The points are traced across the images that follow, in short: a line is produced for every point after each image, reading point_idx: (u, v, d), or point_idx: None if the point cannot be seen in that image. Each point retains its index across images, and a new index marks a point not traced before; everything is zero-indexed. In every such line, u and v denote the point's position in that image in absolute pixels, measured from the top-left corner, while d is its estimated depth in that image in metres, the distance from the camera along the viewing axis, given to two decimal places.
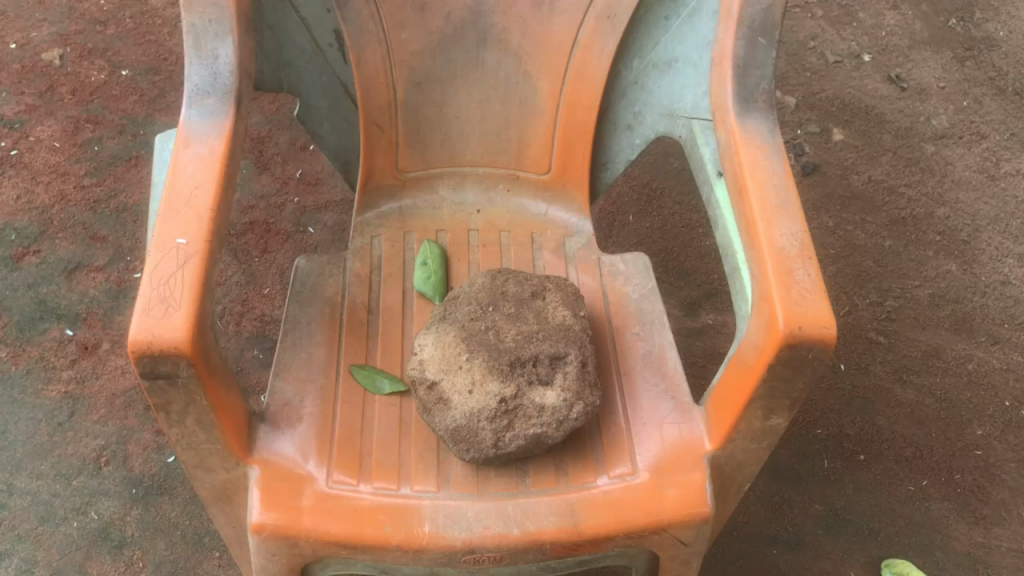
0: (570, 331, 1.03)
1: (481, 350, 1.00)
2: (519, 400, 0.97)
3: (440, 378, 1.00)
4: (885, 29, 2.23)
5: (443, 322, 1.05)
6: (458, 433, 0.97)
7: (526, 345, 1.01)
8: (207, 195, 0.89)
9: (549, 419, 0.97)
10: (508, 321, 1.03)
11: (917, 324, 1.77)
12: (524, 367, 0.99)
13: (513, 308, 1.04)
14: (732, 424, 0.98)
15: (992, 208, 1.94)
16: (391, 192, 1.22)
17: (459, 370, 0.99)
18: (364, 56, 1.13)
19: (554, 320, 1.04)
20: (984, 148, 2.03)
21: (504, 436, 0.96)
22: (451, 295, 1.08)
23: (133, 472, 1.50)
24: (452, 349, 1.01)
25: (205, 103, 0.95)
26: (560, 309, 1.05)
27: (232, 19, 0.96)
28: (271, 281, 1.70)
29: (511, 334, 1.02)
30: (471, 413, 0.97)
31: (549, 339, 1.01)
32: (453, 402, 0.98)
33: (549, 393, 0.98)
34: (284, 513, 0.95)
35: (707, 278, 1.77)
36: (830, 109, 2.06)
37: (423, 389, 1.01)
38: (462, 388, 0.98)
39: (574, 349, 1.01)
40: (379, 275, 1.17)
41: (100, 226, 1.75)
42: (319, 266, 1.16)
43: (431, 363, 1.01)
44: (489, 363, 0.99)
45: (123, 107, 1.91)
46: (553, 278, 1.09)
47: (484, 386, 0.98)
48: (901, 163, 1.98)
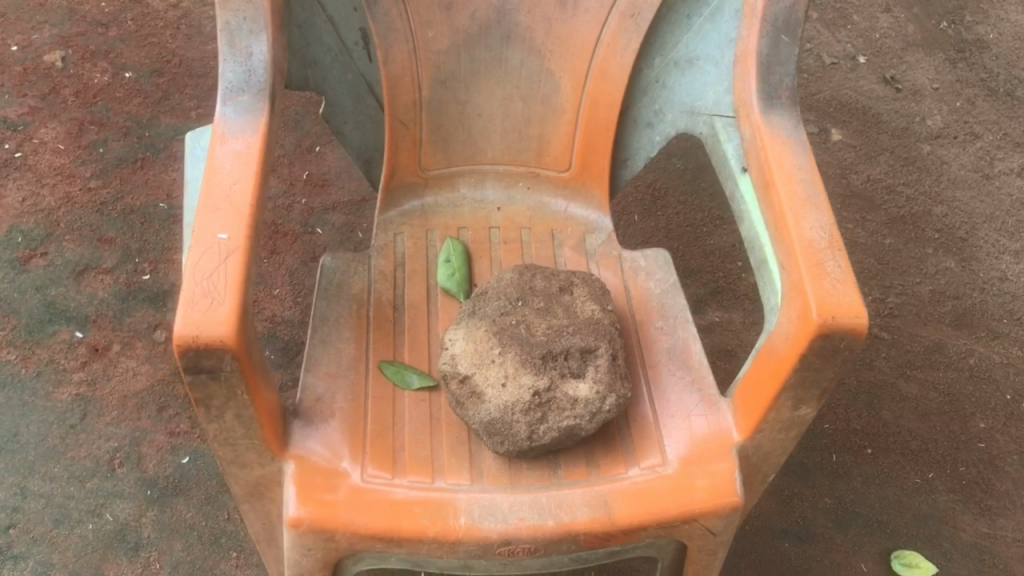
0: (599, 324, 1.04)
1: (513, 344, 1.01)
2: (552, 392, 0.99)
3: (473, 372, 1.01)
4: (879, 32, 2.27)
5: (472, 317, 1.06)
6: (492, 427, 0.98)
7: (557, 338, 1.02)
8: (246, 191, 0.90)
9: (583, 411, 0.98)
10: (538, 315, 1.04)
11: (919, 320, 1.80)
12: (556, 360, 1.00)
13: (542, 303, 1.05)
14: (761, 414, 0.99)
15: (988, 206, 1.98)
16: (413, 189, 1.23)
17: (490, 364, 1.00)
18: (391, 54, 1.14)
19: (583, 315, 1.05)
20: (979, 147, 2.07)
21: (538, 429, 0.97)
22: (479, 290, 1.09)
23: (147, 473, 1.50)
24: (484, 343, 1.02)
25: (240, 100, 0.95)
26: (588, 303, 1.06)
27: (265, 17, 0.97)
28: (281, 281, 1.71)
29: (541, 328, 1.03)
30: (505, 406, 0.98)
31: (580, 333, 1.02)
32: (486, 395, 0.99)
33: (581, 386, 0.99)
34: (321, 508, 0.96)
35: (712, 277, 1.80)
36: (828, 109, 2.10)
37: (455, 383, 1.02)
38: (495, 382, 0.99)
39: (604, 343, 1.02)
40: (403, 272, 1.18)
41: (107, 228, 1.74)
42: (344, 263, 1.16)
43: (463, 357, 1.02)
44: (521, 356, 1.00)
45: (127, 109, 1.90)
46: (579, 273, 1.10)
47: (517, 379, 0.99)
48: (898, 162, 2.02)
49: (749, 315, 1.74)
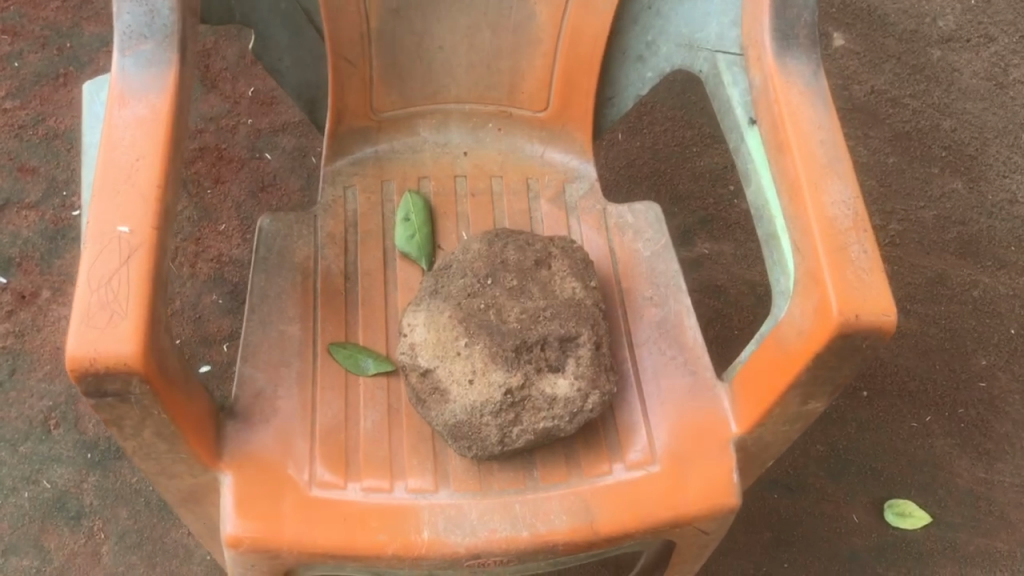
0: (582, 307, 0.91)
1: (481, 332, 0.87)
2: (526, 391, 0.86)
3: (435, 366, 0.87)
4: None
5: (434, 298, 0.91)
6: (458, 430, 0.86)
7: (532, 326, 0.88)
8: (152, 170, 0.74)
9: (561, 411, 0.86)
10: (510, 297, 0.90)
11: (922, 248, 1.67)
12: (531, 351, 0.87)
13: (515, 281, 0.92)
14: (765, 409, 0.87)
15: (1001, 119, 1.82)
16: (365, 135, 1.07)
17: (454, 357, 0.87)
18: None
19: (563, 295, 0.92)
20: (993, 52, 1.90)
21: (510, 432, 0.85)
22: (441, 263, 0.95)
23: (86, 434, 1.38)
24: (447, 332, 0.88)
25: (141, 50, 0.78)
26: (568, 279, 0.93)
27: None
28: (227, 215, 1.54)
29: (513, 313, 0.89)
30: (473, 407, 0.85)
31: (559, 317, 0.89)
32: (451, 394, 0.86)
33: (560, 382, 0.87)
34: (262, 524, 0.85)
35: (702, 204, 1.65)
36: (831, 10, 1.90)
37: (415, 377, 0.89)
38: (460, 379, 0.86)
39: (586, 329, 0.89)
40: (354, 234, 1.03)
41: (29, 157, 1.55)
42: (285, 226, 1.01)
43: (424, 348, 0.88)
44: (491, 349, 0.86)
45: (44, 16, 1.68)
46: (557, 240, 0.96)
47: (487, 376, 0.86)
48: (905, 70, 1.85)
49: (740, 247, 1.61)
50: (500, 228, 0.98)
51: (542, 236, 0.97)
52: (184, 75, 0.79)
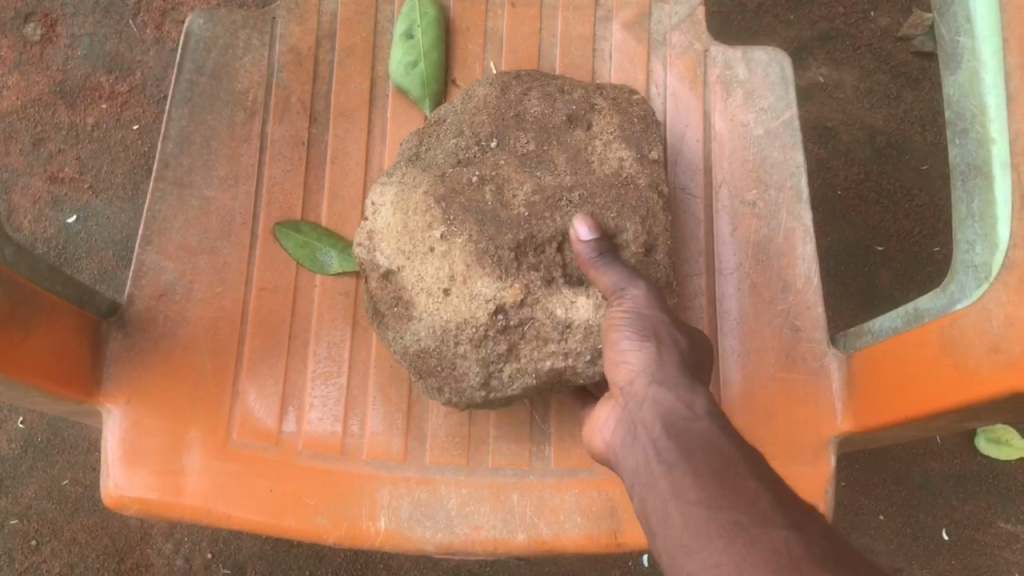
0: (631, 189, 0.61)
1: (467, 217, 0.59)
2: (526, 313, 0.58)
3: (399, 263, 0.59)
4: None
5: (411, 166, 0.62)
6: (423, 363, 0.59)
7: (546, 216, 0.59)
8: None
9: (580, 348, 0.58)
10: (522, 169, 0.61)
11: None
12: (542, 252, 0.59)
13: (531, 145, 0.62)
14: (895, 419, 0.58)
15: None
16: None
17: (423, 253, 0.59)
18: None
19: (602, 168, 0.61)
20: None
21: (499, 371, 0.58)
22: (432, 114, 0.65)
23: (20, 233, 1.12)
24: (418, 216, 0.59)
25: None
26: (612, 145, 0.62)
27: None
28: None
29: (522, 194, 0.60)
30: (444, 328, 0.58)
31: (588, 206, 0.60)
32: (416, 306, 0.59)
33: (580, 302, 0.58)
34: (157, 482, 0.60)
35: (828, 12, 1.22)
36: None
37: (375, 284, 0.61)
38: (432, 290, 0.58)
39: (632, 225, 0.60)
40: (331, 54, 0.70)
41: None
42: (226, 33, 0.68)
43: (386, 236, 0.60)
44: (477, 245, 0.58)
45: None
46: (607, 89, 0.64)
47: (467, 283, 0.58)
48: None
49: (866, 78, 1.21)
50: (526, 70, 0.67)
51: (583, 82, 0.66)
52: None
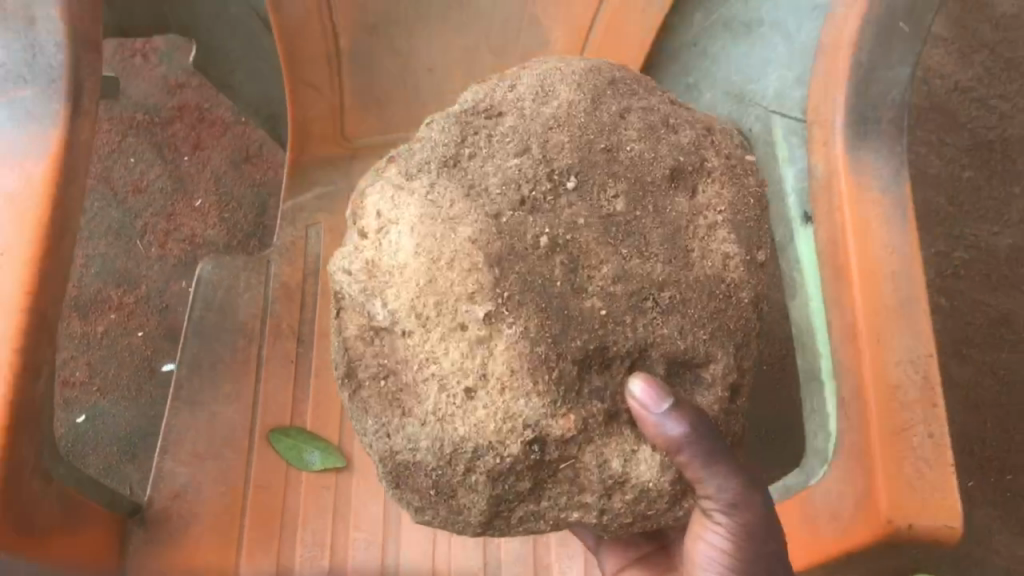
0: (730, 303, 0.55)
1: (530, 297, 0.51)
2: (568, 451, 0.52)
3: (416, 332, 0.53)
4: None
5: (449, 176, 0.55)
6: (403, 470, 0.55)
7: (625, 319, 0.53)
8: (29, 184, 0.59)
9: (624, 510, 0.54)
10: (600, 230, 0.54)
11: (988, 283, 1.44)
12: (609, 371, 0.53)
13: (621, 210, 0.55)
14: None
15: None
16: (335, 165, 0.93)
17: (458, 334, 0.52)
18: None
19: (704, 268, 0.55)
20: None
21: (506, 510, 0.54)
22: (491, 111, 0.58)
23: None
24: (456, 273, 0.51)
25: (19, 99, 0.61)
26: (725, 240, 0.56)
27: None
28: (205, 188, 1.38)
29: (600, 277, 0.53)
30: (464, 439, 0.52)
31: (688, 312, 0.54)
32: (427, 405, 0.53)
33: (642, 453, 0.53)
34: None
35: None
36: None
37: (359, 343, 0.57)
38: (449, 386, 0.52)
39: (723, 355, 0.55)
40: (315, 287, 0.87)
41: None
42: (229, 276, 0.85)
43: (403, 290, 0.53)
44: (524, 351, 0.50)
45: None
46: (718, 141, 0.60)
47: (508, 400, 0.51)
48: (998, 65, 1.56)
49: None
50: (620, 74, 0.60)
51: (691, 117, 0.60)
52: (81, 58, 0.62)
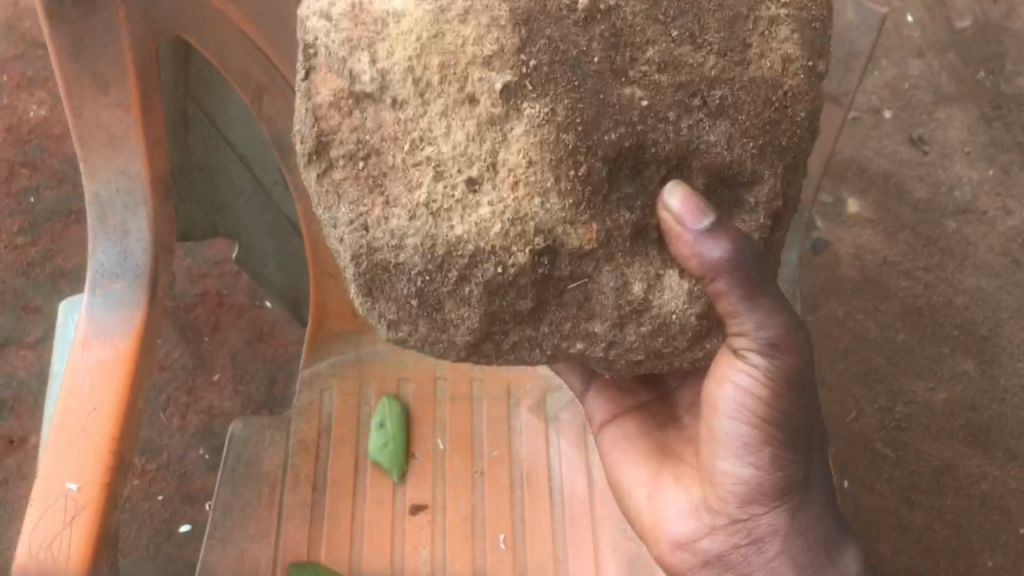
0: (782, 115, 0.71)
1: (560, 74, 0.65)
2: (560, 264, 0.69)
3: (419, 112, 0.67)
4: (908, 81, 1.97)
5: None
6: (376, 253, 0.68)
7: (660, 126, 0.68)
8: (118, 355, 0.87)
9: (636, 344, 0.72)
10: (647, 5, 0.68)
11: (928, 434, 1.60)
12: (643, 176, 0.70)
13: (673, 9, 0.68)
14: None
15: (1016, 298, 1.74)
16: (344, 337, 1.12)
17: (465, 109, 0.66)
18: (315, 200, 1.13)
19: (764, 70, 0.70)
20: (1009, 226, 1.82)
21: (466, 294, 0.69)
22: None
23: None
24: (471, 82, 0.65)
25: (112, 289, 0.91)
26: (788, 39, 0.71)
27: (142, 188, 0.92)
28: (221, 364, 1.55)
29: (648, 61, 0.68)
30: (466, 234, 0.66)
31: (743, 107, 0.70)
32: (417, 193, 0.67)
33: (665, 280, 0.71)
34: None
35: None
36: (845, 175, 1.85)
37: (333, 113, 0.69)
38: (446, 174, 0.67)
39: (769, 182, 0.72)
40: (328, 441, 1.02)
41: (33, 296, 1.59)
42: (255, 433, 1.01)
43: (399, 67, 0.66)
44: (544, 141, 0.65)
45: (64, 151, 1.71)
46: None
47: (519, 198, 0.66)
48: (919, 242, 1.78)
49: None
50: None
51: None
52: (158, 258, 0.94)
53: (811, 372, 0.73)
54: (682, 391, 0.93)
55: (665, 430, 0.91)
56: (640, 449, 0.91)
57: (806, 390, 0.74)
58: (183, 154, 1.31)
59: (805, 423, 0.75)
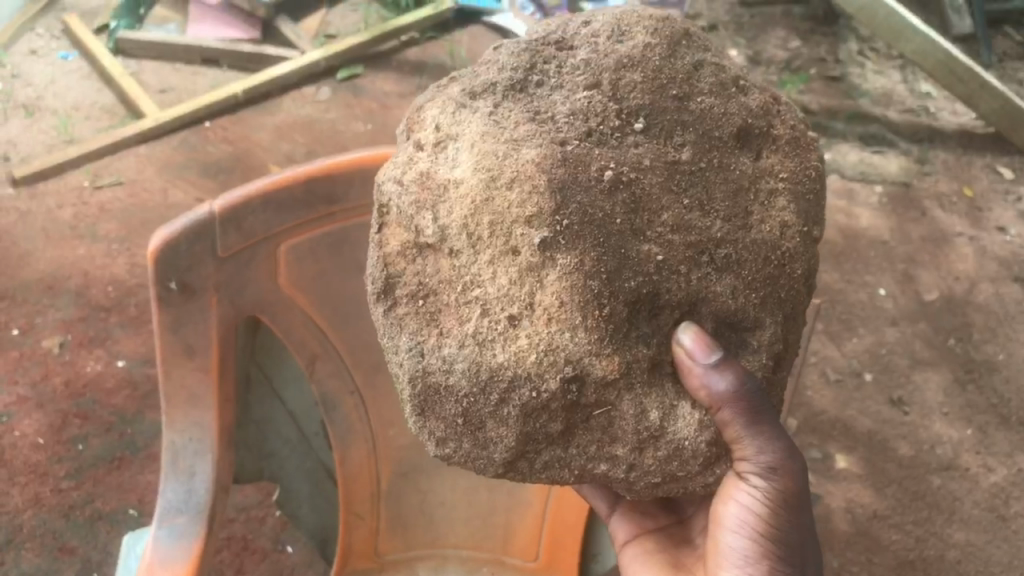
0: (780, 260, 0.87)
1: (589, 232, 0.82)
2: (586, 393, 0.84)
3: (477, 266, 0.85)
4: (884, 347, 2.16)
5: (512, 100, 0.90)
6: (431, 382, 0.87)
7: (676, 270, 0.84)
8: None
9: (654, 468, 0.86)
10: (663, 174, 0.86)
11: None
12: (657, 319, 0.85)
13: (686, 179, 0.86)
14: None
15: (1004, 552, 1.82)
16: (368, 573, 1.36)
17: (509, 258, 0.84)
18: (348, 454, 1.41)
19: (762, 232, 0.87)
20: (992, 483, 1.92)
21: (504, 410, 0.85)
22: (595, 55, 0.91)
23: None
24: (513, 236, 0.83)
25: (174, 523, 1.16)
26: (782, 206, 0.89)
27: (210, 439, 1.23)
28: None
29: (660, 223, 0.84)
30: (509, 363, 0.83)
31: (745, 258, 0.86)
32: (467, 325, 0.85)
33: (681, 410, 0.85)
34: None
35: None
36: (832, 432, 1.99)
37: (400, 258, 0.91)
38: (492, 314, 0.84)
39: (769, 330, 0.87)
40: None
41: (71, 536, 1.69)
42: None
43: (456, 220, 0.85)
44: (574, 282, 0.82)
45: (114, 401, 1.88)
46: (782, 132, 0.92)
47: (553, 336, 0.82)
48: (907, 496, 1.88)
49: None
50: (693, 32, 0.96)
51: (761, 90, 0.96)
52: (216, 498, 1.21)
53: (804, 495, 0.88)
54: (696, 516, 1.09)
55: (680, 549, 1.08)
56: (655, 567, 1.07)
57: (800, 513, 0.88)
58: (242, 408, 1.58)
59: (799, 543, 0.88)
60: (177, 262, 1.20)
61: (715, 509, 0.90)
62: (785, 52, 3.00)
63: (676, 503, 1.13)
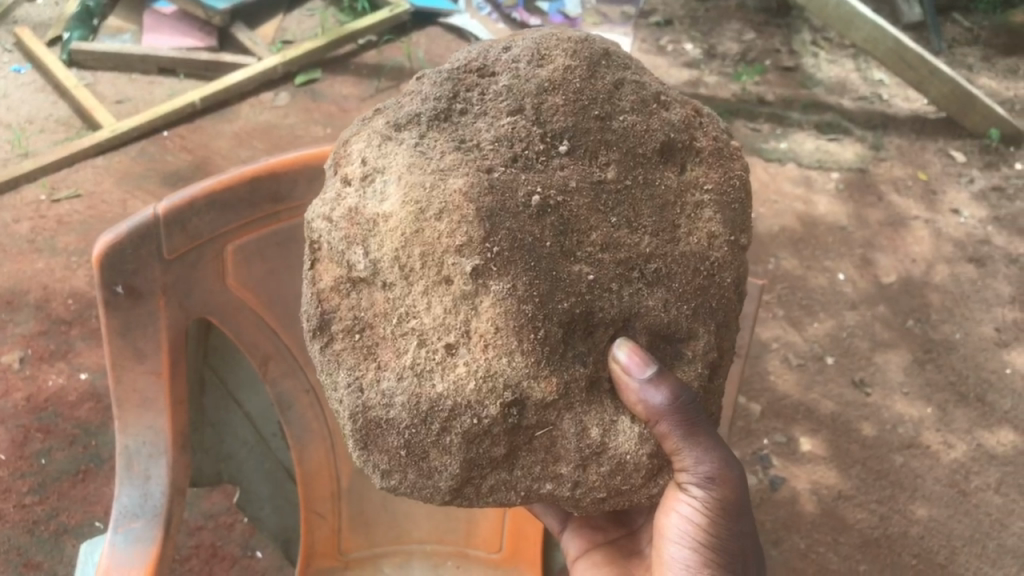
0: (708, 270, 0.90)
1: (519, 257, 0.82)
2: (525, 414, 0.85)
3: (411, 297, 0.86)
4: (845, 330, 2.18)
5: (437, 130, 0.89)
6: (374, 416, 0.87)
7: (608, 288, 0.86)
8: None
9: (600, 483, 0.87)
10: (591, 195, 0.87)
11: None
12: (592, 338, 0.86)
13: (614, 198, 0.88)
14: None
15: (966, 526, 1.85)
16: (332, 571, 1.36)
17: (442, 288, 0.84)
18: (306, 452, 1.42)
19: (691, 245, 0.89)
20: (953, 460, 1.96)
21: (445, 439, 0.86)
22: (516, 76, 0.91)
23: None
24: (445, 266, 0.83)
25: (130, 528, 1.15)
26: (708, 221, 0.91)
27: (164, 442, 1.23)
28: None
29: (591, 242, 0.86)
30: (446, 394, 0.84)
31: (677, 272, 0.88)
32: (405, 358, 0.86)
33: (622, 425, 0.87)
34: None
35: None
36: (796, 416, 2.01)
37: (333, 295, 0.92)
38: (429, 344, 0.85)
39: (704, 341, 0.89)
40: None
41: (35, 551, 1.67)
42: None
43: (388, 254, 0.85)
44: (507, 308, 0.82)
45: (77, 414, 1.87)
46: (705, 144, 0.94)
47: (487, 364, 0.83)
48: (870, 475, 1.91)
49: None
50: (613, 50, 0.96)
51: (683, 103, 0.97)
52: (173, 501, 1.21)
53: (744, 503, 0.89)
54: (644, 527, 1.11)
55: (630, 560, 1.09)
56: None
57: (739, 521, 0.90)
58: (198, 412, 1.57)
59: (741, 550, 0.90)
60: (123, 266, 1.20)
61: (658, 521, 0.91)
62: (740, 45, 3.03)
63: (626, 514, 1.14)
